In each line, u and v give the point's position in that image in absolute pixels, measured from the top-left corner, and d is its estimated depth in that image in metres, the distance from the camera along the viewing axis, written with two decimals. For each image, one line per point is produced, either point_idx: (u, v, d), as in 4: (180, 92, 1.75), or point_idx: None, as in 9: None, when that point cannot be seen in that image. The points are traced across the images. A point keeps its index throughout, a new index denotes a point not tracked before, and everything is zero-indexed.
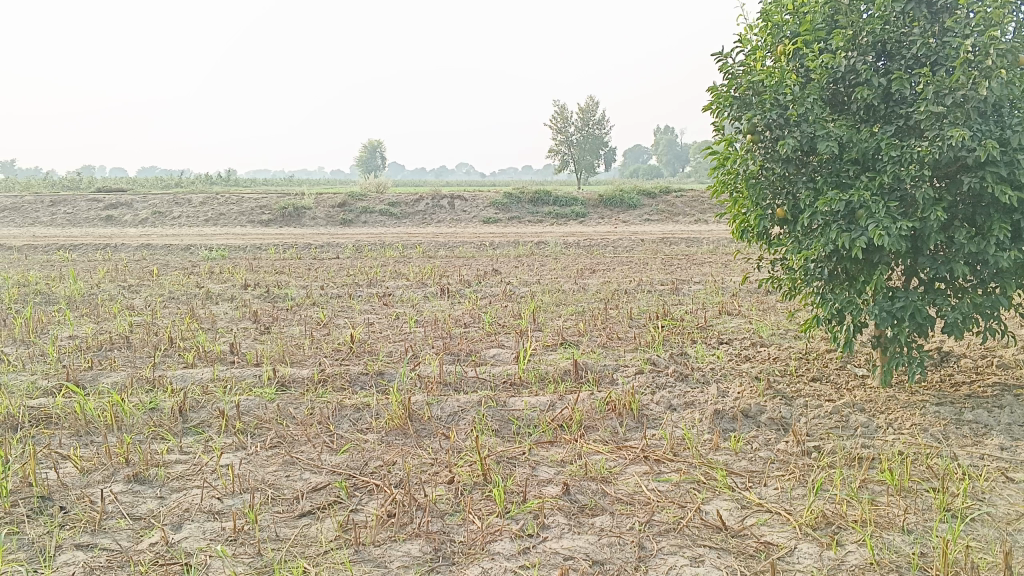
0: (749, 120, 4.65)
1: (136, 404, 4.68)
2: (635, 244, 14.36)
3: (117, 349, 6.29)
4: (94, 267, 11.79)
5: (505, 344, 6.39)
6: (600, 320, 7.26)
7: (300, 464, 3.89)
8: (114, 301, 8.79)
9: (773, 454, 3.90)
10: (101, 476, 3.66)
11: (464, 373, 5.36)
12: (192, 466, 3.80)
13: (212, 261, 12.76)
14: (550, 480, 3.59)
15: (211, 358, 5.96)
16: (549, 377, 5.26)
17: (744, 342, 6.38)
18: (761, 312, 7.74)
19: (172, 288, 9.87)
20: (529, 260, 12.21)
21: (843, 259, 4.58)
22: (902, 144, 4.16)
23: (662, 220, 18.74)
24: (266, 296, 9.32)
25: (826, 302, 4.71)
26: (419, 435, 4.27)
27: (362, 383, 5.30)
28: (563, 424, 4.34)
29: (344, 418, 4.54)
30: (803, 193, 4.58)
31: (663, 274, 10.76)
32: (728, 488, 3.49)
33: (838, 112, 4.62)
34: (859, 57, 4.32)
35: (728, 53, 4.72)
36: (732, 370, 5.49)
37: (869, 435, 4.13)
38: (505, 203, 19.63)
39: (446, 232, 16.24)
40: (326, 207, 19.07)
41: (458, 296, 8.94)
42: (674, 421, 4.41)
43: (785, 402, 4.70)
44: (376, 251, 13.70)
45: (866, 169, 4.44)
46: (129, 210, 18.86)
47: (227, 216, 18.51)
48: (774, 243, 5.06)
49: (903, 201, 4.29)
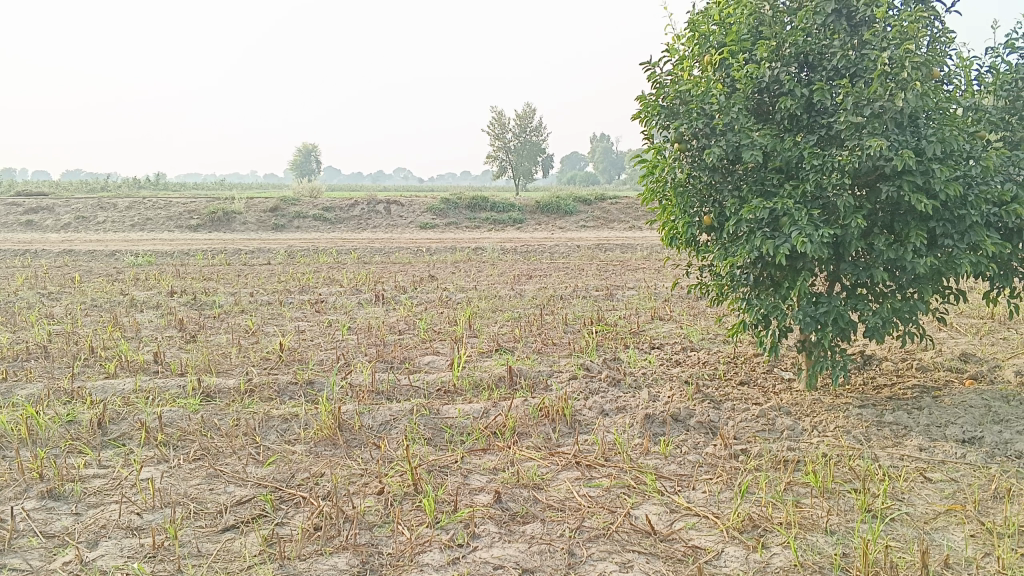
0: (677, 128, 4.73)
1: (52, 416, 4.48)
2: (571, 250, 14.47)
3: (33, 359, 6.04)
4: (11, 274, 11.33)
5: (439, 350, 6.34)
6: (535, 326, 7.28)
7: (225, 477, 3.79)
8: (32, 309, 8.44)
9: (702, 458, 3.95)
10: (12, 492, 3.49)
11: (397, 381, 5.31)
12: (110, 481, 3.65)
13: (138, 268, 12.39)
14: (481, 488, 3.56)
15: (134, 368, 5.77)
16: (483, 384, 5.24)
17: (675, 347, 6.46)
18: (692, 318, 7.87)
19: (95, 295, 9.54)
20: (465, 266, 12.19)
21: (768, 265, 4.68)
22: (823, 153, 4.28)
23: (598, 227, 18.94)
24: (194, 303, 9.09)
25: (752, 307, 4.80)
26: (350, 445, 4.20)
27: (292, 392, 5.19)
28: (495, 431, 4.32)
29: (272, 429, 4.44)
30: (730, 201, 4.68)
31: (599, 280, 10.87)
32: (657, 493, 3.52)
33: (763, 122, 4.73)
34: (783, 68, 4.43)
35: (656, 63, 4.80)
36: (663, 375, 5.56)
37: (795, 438, 4.22)
38: (442, 208, 19.55)
39: (382, 238, 16.09)
40: (258, 212, 18.72)
41: (392, 303, 8.86)
42: (606, 426, 4.44)
43: (714, 406, 4.77)
44: (310, 257, 13.51)
45: (790, 178, 4.55)
46: (50, 214, 18.17)
47: (154, 220, 18.00)
48: (703, 249, 5.15)
49: (825, 208, 4.41)
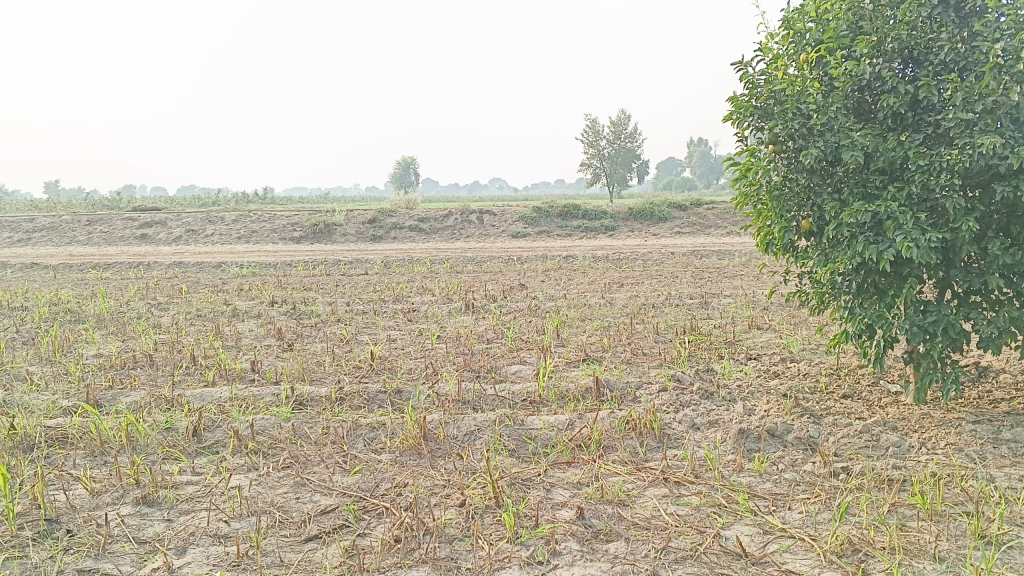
0: (771, 129, 4.53)
1: (152, 424, 4.64)
2: (665, 257, 14.20)
3: (139, 368, 6.30)
4: (126, 285, 11.92)
5: (527, 360, 6.28)
6: (625, 335, 7.13)
7: (312, 486, 3.82)
8: (142, 318, 8.84)
9: (799, 476, 3.74)
10: (110, 497, 3.61)
11: (483, 390, 5.27)
12: (201, 488, 3.74)
13: (242, 278, 12.85)
14: (564, 503, 3.47)
15: (232, 376, 5.93)
16: (570, 395, 5.15)
17: (773, 358, 6.20)
18: (792, 327, 7.54)
19: (200, 305, 9.92)
20: (556, 274, 12.11)
21: (871, 272, 4.42)
22: (930, 152, 4.01)
23: (693, 233, 18.55)
24: (292, 312, 9.34)
25: (855, 316, 4.54)
26: (434, 455, 4.18)
27: (380, 401, 5.23)
28: (581, 444, 4.22)
29: (359, 438, 4.47)
30: (828, 204, 4.44)
31: (693, 288, 10.61)
32: (750, 512, 3.34)
33: (864, 121, 4.48)
34: (885, 64, 4.18)
35: (748, 62, 4.61)
36: (759, 387, 5.32)
37: (901, 456, 3.95)
38: (534, 217, 19.55)
39: (475, 247, 16.21)
40: (356, 224, 19.16)
41: (483, 312, 8.87)
42: (696, 441, 4.27)
43: (813, 420, 4.53)
44: (404, 267, 13.71)
45: (894, 179, 4.28)
46: (163, 228, 19.09)
47: (259, 233, 18.67)
48: (800, 255, 4.91)
49: (933, 211, 4.13)
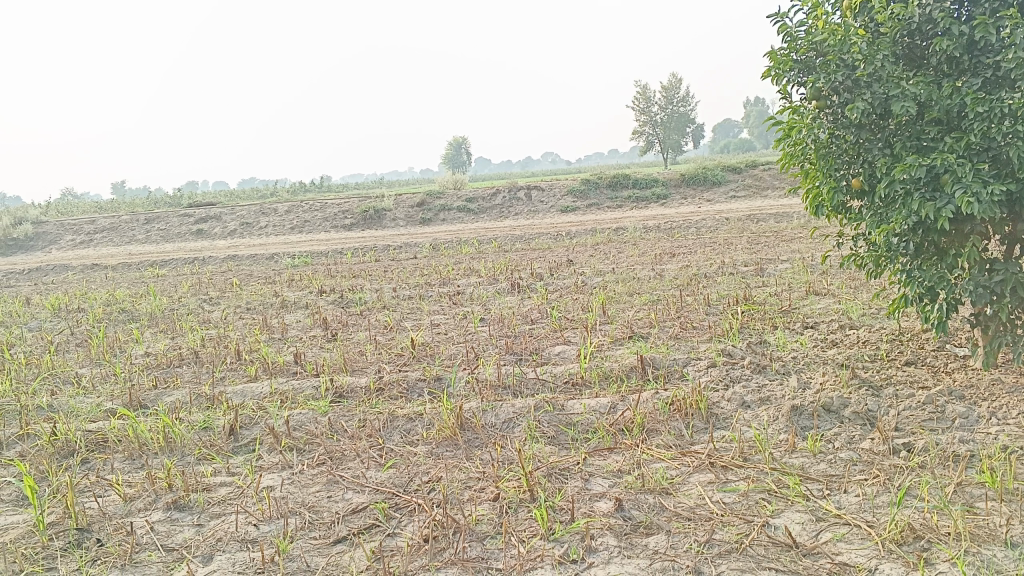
0: (814, 84, 4.21)
1: (189, 424, 4.60)
2: (719, 223, 13.79)
3: (185, 365, 6.30)
4: (180, 282, 12.07)
5: (571, 340, 6.08)
6: (674, 309, 6.87)
7: (344, 482, 3.71)
8: (193, 315, 8.91)
9: (856, 455, 3.48)
10: (142, 504, 3.59)
11: (524, 375, 5.10)
12: (234, 489, 3.68)
13: (293, 268, 12.92)
14: (602, 494, 3.29)
15: (274, 369, 5.88)
16: (614, 376, 4.96)
17: (831, 326, 5.87)
18: (852, 291, 7.17)
19: (250, 298, 9.96)
20: (606, 248, 11.85)
21: (929, 232, 4.09)
22: (990, 98, 3.68)
23: (749, 196, 18.02)
24: (339, 300, 9.31)
25: (914, 279, 4.21)
26: (470, 445, 4.04)
27: (420, 389, 5.10)
28: (623, 428, 4.04)
29: (395, 430, 4.35)
30: (879, 161, 4.12)
31: (747, 254, 10.25)
32: (802, 497, 3.12)
33: (916, 68, 4.15)
34: (936, 4, 3.84)
35: (786, 13, 4.29)
36: (815, 359, 5.04)
37: (969, 428, 3.66)
38: (584, 190, 19.23)
39: (525, 224, 16.01)
40: (406, 208, 19.14)
41: (529, 291, 8.68)
42: (745, 421, 4.03)
43: (872, 393, 4.24)
44: (453, 248, 13.59)
45: (951, 129, 3.95)
46: (218, 223, 19.35)
47: (311, 222, 18.78)
48: (852, 217, 4.60)
49: (996, 160, 3.80)
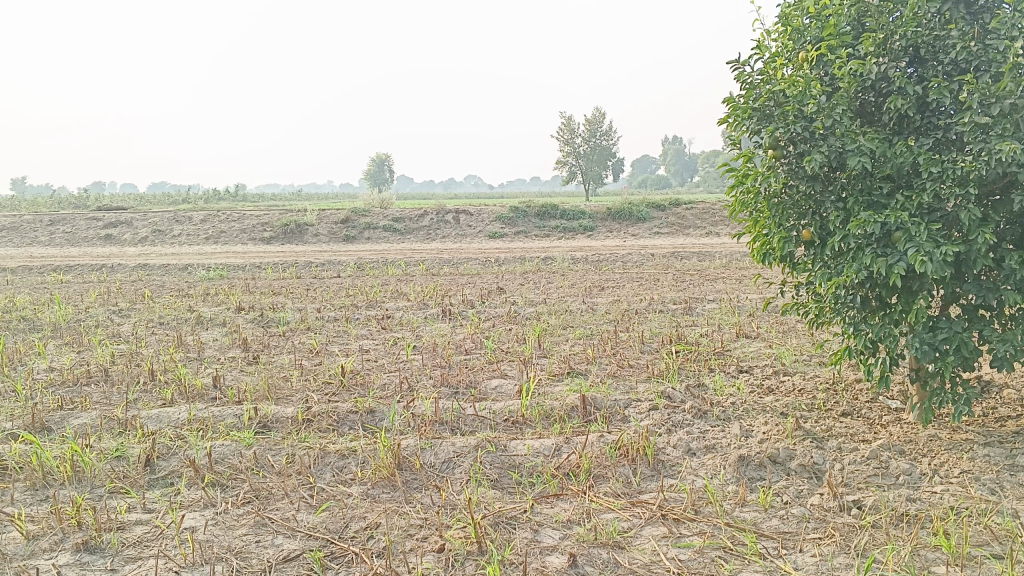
0: (771, 133, 4.22)
1: (100, 452, 4.24)
2: (645, 259, 13.92)
3: (93, 384, 5.85)
4: (87, 289, 11.40)
5: (507, 374, 5.93)
6: (609, 345, 6.80)
7: (274, 525, 3.45)
8: (101, 327, 8.36)
9: (807, 511, 3.44)
10: (47, 543, 3.26)
11: (462, 410, 4.92)
12: (151, 529, 3.38)
13: (209, 282, 12.37)
14: (554, 547, 3.17)
15: (192, 393, 5.52)
16: (555, 415, 4.83)
17: (765, 371, 5.89)
18: (782, 335, 7.27)
19: (164, 312, 9.46)
20: (535, 278, 11.78)
21: (877, 286, 4.12)
22: (942, 158, 3.72)
23: (672, 233, 18.34)
24: (260, 319, 8.92)
25: (859, 333, 4.24)
26: (409, 487, 3.83)
27: (351, 422, 4.85)
28: (569, 473, 3.90)
29: (328, 467, 4.10)
30: (833, 214, 4.14)
31: (675, 292, 10.33)
32: (758, 556, 3.05)
33: (868, 124, 4.20)
34: (891, 63, 3.89)
35: (745, 60, 4.31)
36: (754, 404, 5.02)
37: (913, 485, 3.68)
38: (511, 217, 19.18)
39: (451, 248, 15.82)
40: (329, 224, 18.69)
41: (460, 319, 8.49)
42: (693, 469, 3.96)
43: (815, 444, 4.23)
44: (379, 269, 13.30)
45: (901, 186, 4.00)
46: (129, 228, 18.47)
47: (228, 233, 18.12)
48: (800, 267, 4.63)
49: (945, 221, 3.85)
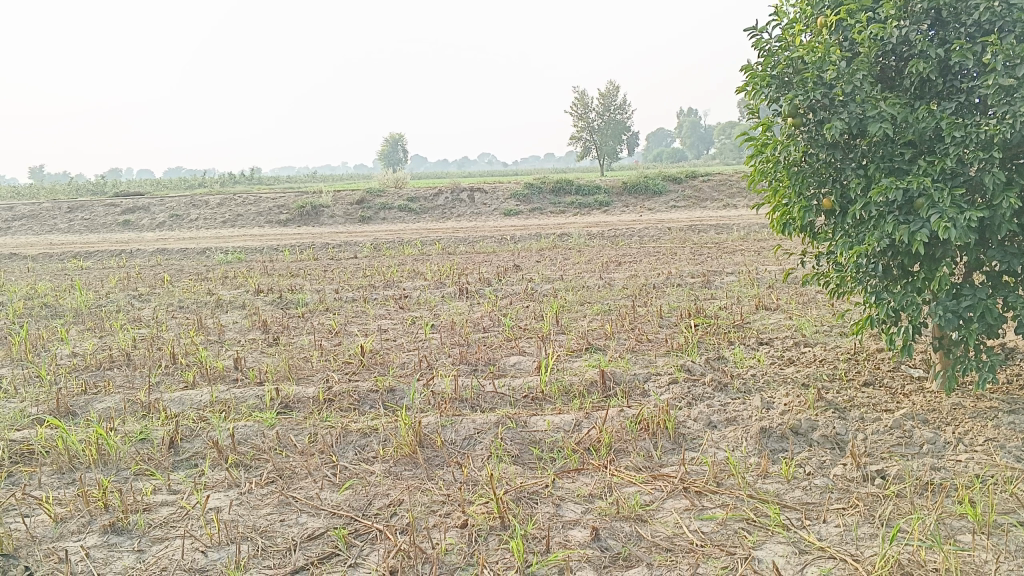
0: (790, 101, 4.15)
1: (124, 436, 4.28)
2: (662, 233, 13.84)
3: (116, 368, 5.91)
4: (107, 275, 11.49)
5: (526, 351, 5.93)
6: (628, 320, 6.78)
7: (298, 504, 3.48)
8: (121, 312, 8.43)
9: (831, 482, 3.42)
10: (75, 526, 3.30)
11: (482, 387, 4.93)
12: (177, 510, 3.41)
13: (227, 265, 12.43)
14: (576, 521, 3.17)
15: (213, 375, 5.55)
16: (575, 391, 4.82)
17: (786, 343, 5.85)
18: (801, 306, 7.21)
19: (183, 295, 9.52)
20: (551, 254, 11.75)
21: (900, 254, 4.07)
22: (965, 122, 3.65)
23: (689, 206, 18.21)
24: (279, 301, 8.95)
25: (881, 302, 4.18)
26: (430, 464, 3.85)
27: (372, 401, 4.87)
28: (590, 448, 3.90)
29: (350, 446, 4.12)
30: (854, 182, 4.08)
31: (693, 265, 10.28)
32: (782, 527, 3.04)
33: (889, 90, 4.13)
34: (912, 26, 3.80)
35: (763, 27, 4.23)
36: (775, 376, 4.98)
37: (937, 454, 3.66)
38: (526, 194, 19.11)
39: (467, 227, 15.80)
40: (344, 205, 18.70)
41: (477, 297, 8.49)
42: (714, 442, 3.95)
43: (838, 415, 4.20)
44: (395, 249, 13.30)
45: (924, 152, 3.93)
46: (147, 214, 18.57)
47: (245, 216, 18.18)
48: (820, 237, 4.57)
49: (969, 186, 3.78)
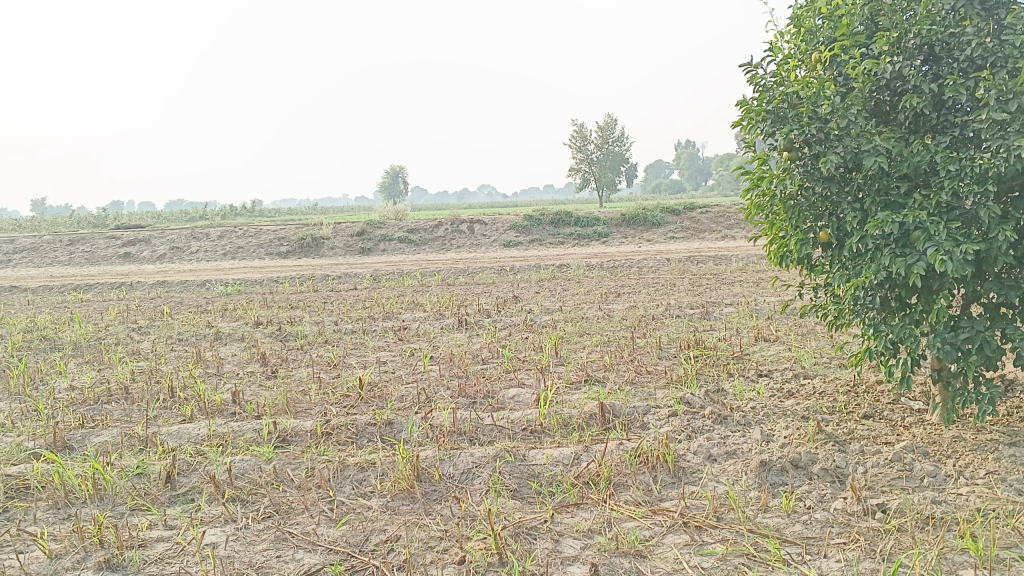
0: (786, 135, 4.20)
1: (121, 470, 4.25)
2: (660, 264, 13.88)
3: (114, 401, 5.89)
4: (107, 307, 11.51)
5: (525, 383, 5.91)
6: (627, 352, 6.77)
7: (295, 539, 3.45)
8: (120, 345, 8.42)
9: (831, 516, 3.40)
10: (70, 562, 3.27)
11: (480, 420, 4.91)
12: (172, 546, 3.39)
13: (226, 297, 12.44)
14: (575, 557, 3.15)
15: (211, 408, 5.53)
16: (574, 423, 4.81)
17: (785, 374, 5.84)
18: (800, 338, 7.21)
19: (183, 328, 9.52)
20: (550, 285, 11.77)
21: (897, 287, 4.07)
22: (959, 156, 3.68)
23: (688, 237, 18.28)
24: (278, 333, 8.96)
25: (880, 334, 4.19)
26: (428, 498, 3.82)
27: (370, 434, 4.85)
28: (589, 482, 3.88)
29: (348, 480, 4.09)
30: (850, 215, 4.10)
31: (692, 296, 10.30)
32: (782, 563, 3.01)
33: (883, 124, 4.17)
34: (905, 62, 3.85)
35: (758, 63, 4.29)
36: (775, 409, 4.97)
37: (938, 487, 3.64)
38: (525, 225, 19.18)
39: (466, 258, 15.83)
40: (345, 236, 18.77)
41: (476, 329, 8.48)
42: (714, 475, 3.93)
43: (838, 447, 4.18)
44: (395, 280, 13.34)
45: (919, 185, 3.95)
46: (147, 246, 18.63)
47: (245, 248, 18.24)
48: (818, 269, 4.59)
49: (964, 219, 3.80)
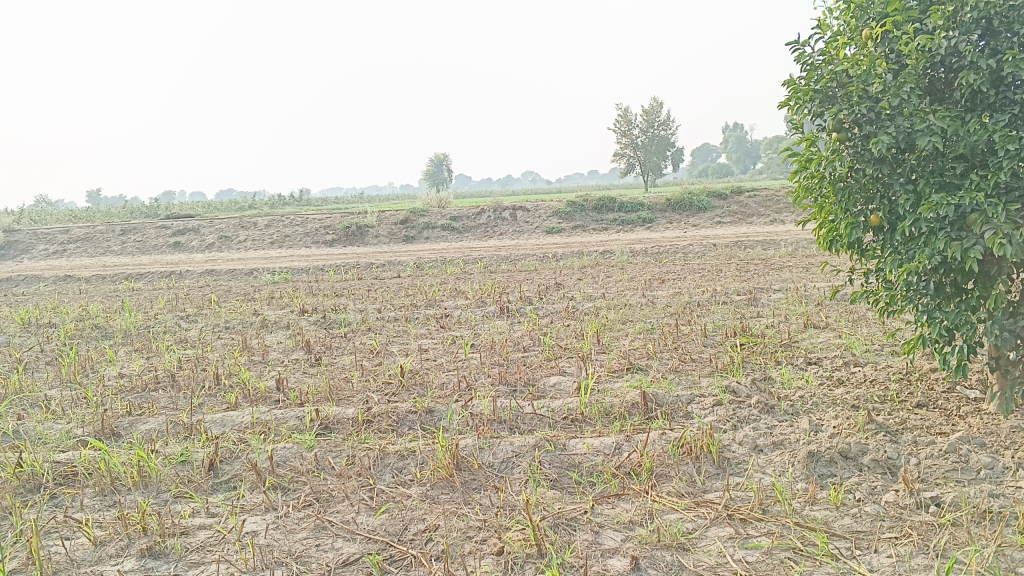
0: (835, 115, 4.05)
1: (165, 457, 4.30)
2: (706, 249, 13.66)
3: (161, 389, 5.98)
4: (157, 296, 11.72)
5: (566, 371, 5.85)
6: (671, 339, 6.66)
7: (335, 528, 3.45)
8: (169, 333, 8.57)
9: (882, 509, 3.28)
10: (114, 549, 3.31)
11: (521, 409, 4.86)
12: (213, 534, 3.41)
13: (273, 285, 12.58)
14: (615, 549, 3.09)
15: (255, 396, 5.58)
16: (615, 412, 4.73)
17: (835, 362, 5.68)
18: (851, 325, 7.01)
19: (230, 316, 9.65)
20: (594, 272, 11.66)
21: (952, 271, 3.92)
22: (1019, 134, 3.50)
23: (734, 222, 17.98)
24: (322, 321, 9.02)
25: (934, 321, 4.03)
26: (468, 488, 3.79)
27: (410, 422, 4.84)
28: (631, 472, 3.81)
29: (387, 469, 4.08)
30: (902, 197, 3.94)
31: (739, 282, 10.11)
32: (830, 558, 2.92)
33: (938, 102, 3.99)
34: (961, 36, 3.67)
35: (805, 42, 4.15)
36: (823, 398, 4.83)
37: (995, 480, 3.49)
38: (569, 212, 19.05)
39: (509, 245, 15.79)
40: (389, 225, 18.85)
41: (518, 316, 8.43)
42: (760, 466, 3.83)
43: (889, 438, 4.05)
44: (438, 268, 13.35)
45: (976, 165, 3.78)
46: (196, 235, 18.95)
47: (292, 237, 18.44)
48: (869, 254, 4.43)
49: None
